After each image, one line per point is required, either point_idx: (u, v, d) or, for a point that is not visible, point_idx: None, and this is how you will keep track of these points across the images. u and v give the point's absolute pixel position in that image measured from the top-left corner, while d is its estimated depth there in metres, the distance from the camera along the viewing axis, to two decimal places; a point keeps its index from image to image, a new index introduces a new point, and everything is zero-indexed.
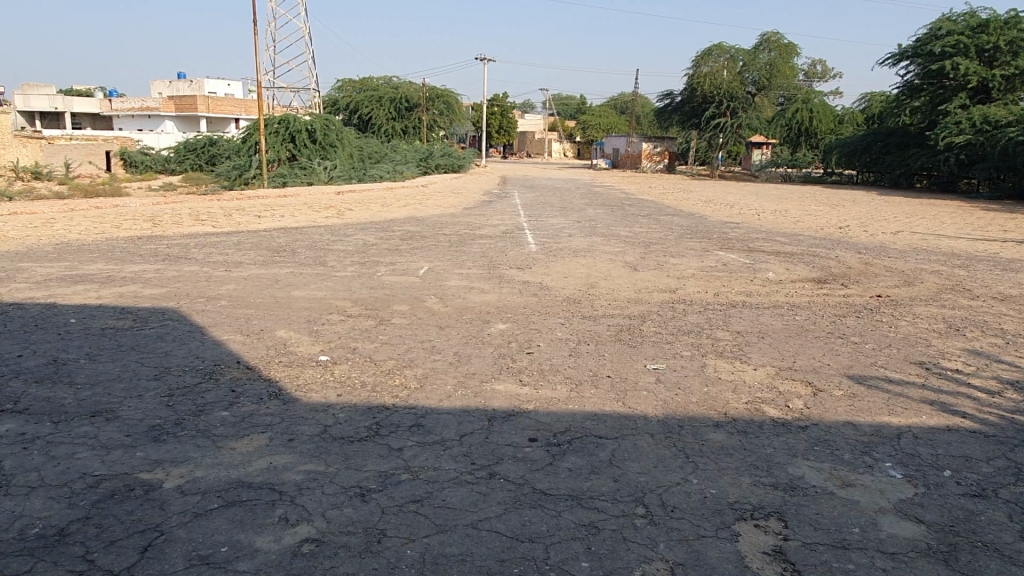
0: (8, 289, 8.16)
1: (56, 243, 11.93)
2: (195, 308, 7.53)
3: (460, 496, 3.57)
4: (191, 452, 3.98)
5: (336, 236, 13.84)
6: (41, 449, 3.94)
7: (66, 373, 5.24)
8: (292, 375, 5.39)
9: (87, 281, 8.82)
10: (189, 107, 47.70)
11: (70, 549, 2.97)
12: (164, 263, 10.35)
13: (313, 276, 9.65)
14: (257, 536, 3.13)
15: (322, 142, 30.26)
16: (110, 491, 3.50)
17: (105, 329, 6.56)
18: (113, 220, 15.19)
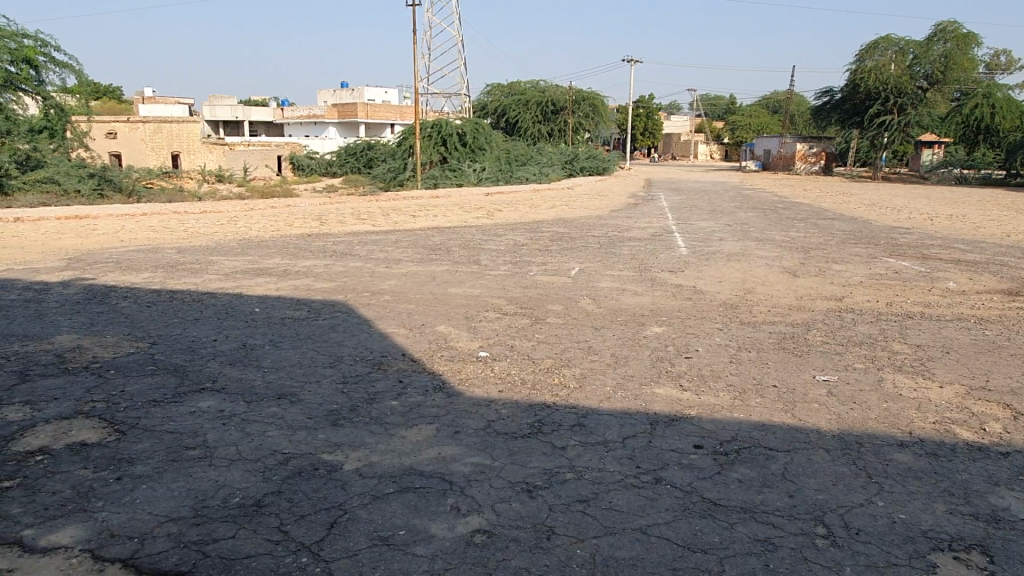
0: (201, 280, 9.02)
1: (240, 238, 13.06)
2: (361, 302, 7.97)
3: (627, 499, 3.52)
4: (367, 437, 4.19)
5: (487, 237, 14.11)
6: (237, 425, 4.31)
7: (254, 358, 5.71)
8: (454, 369, 5.56)
9: (267, 274, 9.56)
10: (350, 114, 50.73)
11: (266, 520, 3.21)
12: (332, 259, 11.03)
13: (468, 274, 9.92)
14: (432, 523, 3.24)
15: (471, 146, 31.06)
16: (297, 468, 3.76)
17: (284, 319, 7.07)
18: (287, 219, 16.42)
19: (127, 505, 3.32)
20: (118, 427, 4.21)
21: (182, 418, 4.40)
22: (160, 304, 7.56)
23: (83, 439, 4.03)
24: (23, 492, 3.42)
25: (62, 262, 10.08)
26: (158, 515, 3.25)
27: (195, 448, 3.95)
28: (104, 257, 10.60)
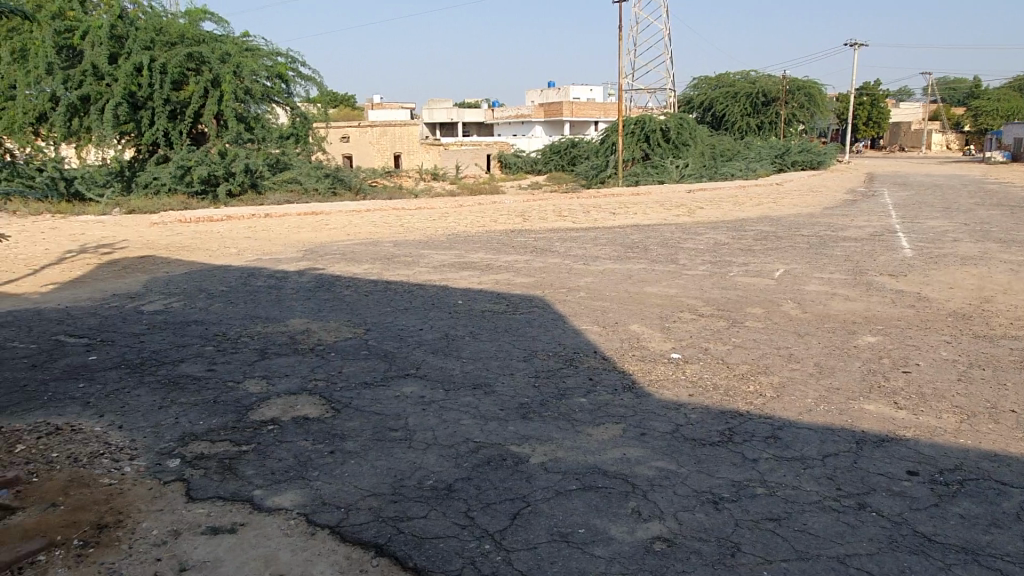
0: (414, 272, 9.71)
1: (449, 234, 13.86)
2: (557, 298, 8.14)
3: (824, 523, 3.26)
4: (555, 432, 4.28)
5: (686, 235, 13.74)
6: (436, 412, 4.60)
7: (455, 348, 6.04)
8: (644, 370, 5.49)
9: (471, 268, 10.06)
10: (555, 112, 51.80)
11: (455, 504, 3.40)
12: (532, 255, 11.35)
13: (665, 273, 9.74)
14: (612, 525, 3.23)
15: (674, 141, 30.51)
16: (487, 457, 3.93)
17: (484, 312, 7.41)
18: (492, 215, 17.17)
19: (337, 477, 3.67)
20: (335, 405, 4.67)
21: (389, 401, 4.77)
22: (376, 294, 8.24)
23: (305, 413, 4.52)
24: (256, 456, 3.90)
25: (299, 253, 11.33)
26: (363, 488, 3.56)
27: (398, 430, 4.27)
28: (334, 249, 11.77)
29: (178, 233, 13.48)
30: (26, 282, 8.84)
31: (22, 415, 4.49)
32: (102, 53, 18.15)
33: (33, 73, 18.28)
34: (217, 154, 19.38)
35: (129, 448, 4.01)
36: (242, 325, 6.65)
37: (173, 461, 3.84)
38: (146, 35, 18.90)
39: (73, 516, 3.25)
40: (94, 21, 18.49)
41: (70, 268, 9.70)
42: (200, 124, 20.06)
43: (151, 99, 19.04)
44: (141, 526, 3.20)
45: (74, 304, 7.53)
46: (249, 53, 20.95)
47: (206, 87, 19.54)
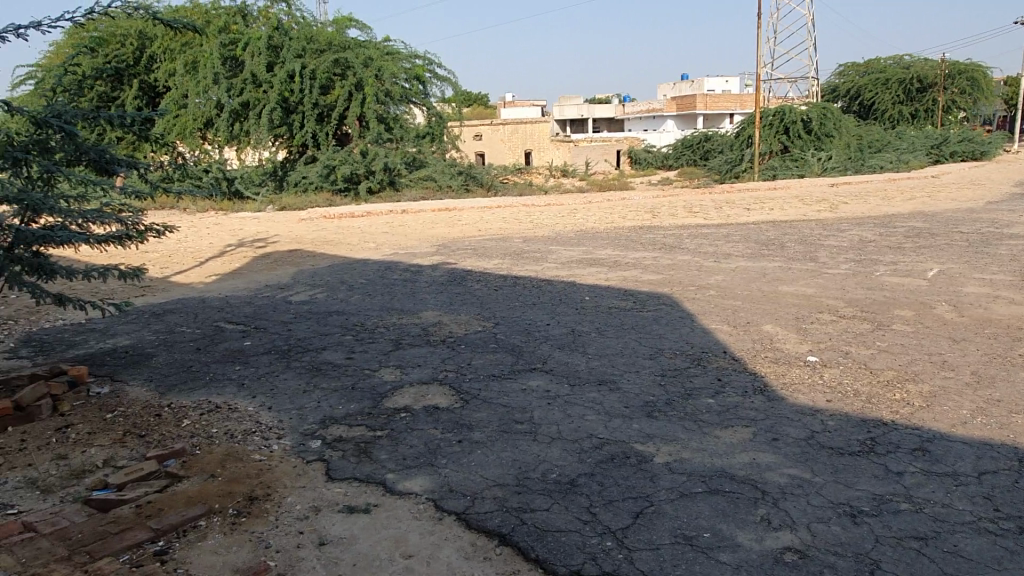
0: (541, 268, 9.80)
1: (578, 230, 13.87)
2: (687, 296, 7.96)
3: (977, 546, 3.01)
4: (681, 433, 4.20)
5: (828, 232, 13.00)
6: (561, 406, 4.64)
7: (581, 344, 6.06)
8: (778, 372, 5.27)
9: (599, 264, 10.02)
10: (688, 106, 50.45)
11: (578, 499, 3.42)
12: (661, 251, 11.14)
13: (804, 271, 9.27)
14: (740, 531, 3.14)
15: (816, 132, 28.92)
16: (610, 454, 3.92)
17: (610, 308, 7.37)
18: (621, 211, 16.99)
19: (464, 466, 3.79)
20: (464, 395, 4.82)
21: (515, 394, 4.86)
22: (504, 288, 8.40)
23: (436, 403, 4.69)
24: (389, 441, 4.10)
25: (432, 248, 11.73)
26: (488, 478, 3.65)
27: (523, 423, 4.35)
28: (465, 245, 12.10)
29: (323, 229, 14.33)
30: (192, 273, 9.72)
31: (187, 393, 4.96)
32: (261, 62, 19.66)
33: (202, 82, 20.04)
34: (360, 153, 20.45)
35: (277, 428, 4.33)
36: (378, 316, 6.99)
37: (315, 442, 4.11)
38: (298, 44, 20.22)
39: (229, 487, 3.56)
40: (254, 34, 20.06)
41: (229, 261, 10.56)
42: (344, 125, 21.18)
43: (302, 104, 20.36)
44: (286, 500, 3.45)
45: (232, 294, 8.20)
46: (390, 57, 21.83)
47: (350, 91, 20.56)
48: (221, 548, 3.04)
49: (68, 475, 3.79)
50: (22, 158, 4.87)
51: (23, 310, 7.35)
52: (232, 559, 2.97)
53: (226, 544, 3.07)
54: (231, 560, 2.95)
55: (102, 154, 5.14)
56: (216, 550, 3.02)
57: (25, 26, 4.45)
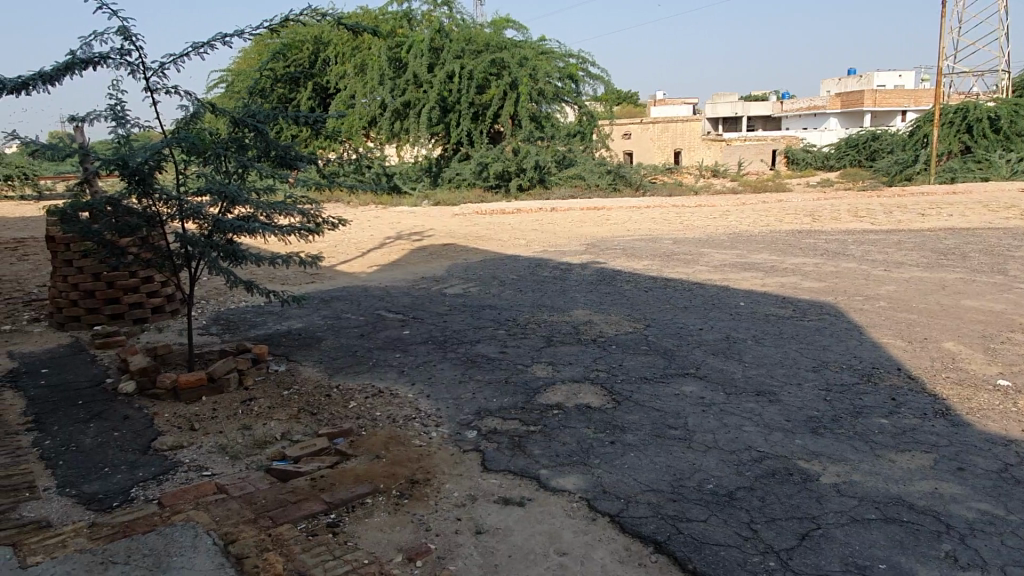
0: (693, 270, 9.54)
1: (730, 233, 13.38)
2: (853, 306, 7.44)
3: None
4: (850, 453, 3.93)
5: (1019, 242, 11.70)
6: (716, 415, 4.48)
7: (737, 351, 5.83)
8: (962, 395, 4.79)
9: (755, 269, 9.60)
10: (855, 103, 47.16)
11: (737, 513, 3.29)
12: (823, 258, 10.50)
13: (990, 285, 8.39)
14: (921, 567, 2.88)
15: (1006, 131, 26.14)
16: (771, 469, 3.74)
17: (769, 316, 7.03)
18: (778, 214, 16.21)
19: (617, 468, 3.76)
20: (616, 397, 4.78)
21: (668, 399, 4.76)
22: (655, 290, 8.25)
23: (588, 402, 4.69)
24: (542, 437, 4.15)
25: (582, 247, 11.75)
26: (642, 483, 3.60)
27: (677, 429, 4.25)
28: (614, 245, 12.00)
29: (475, 224, 14.77)
30: (356, 262, 10.32)
31: (352, 377, 5.27)
32: (423, 64, 20.54)
33: (369, 83, 21.26)
34: (512, 151, 20.85)
35: (435, 416, 4.50)
36: (530, 312, 7.09)
37: (470, 432, 4.23)
38: (457, 46, 20.91)
39: (392, 469, 3.74)
40: (418, 36, 20.99)
41: (389, 252, 11.12)
42: (498, 124, 21.65)
43: (459, 103, 21.05)
44: (445, 487, 3.58)
45: (392, 285, 8.63)
46: (545, 56, 22.00)
47: (505, 90, 20.94)
48: (386, 526, 3.20)
49: (252, 445, 4.15)
50: (223, 154, 5.40)
51: (213, 292, 8.12)
52: (395, 538, 3.11)
53: (390, 523, 3.22)
54: (394, 539, 3.10)
55: (288, 150, 5.58)
56: (381, 528, 3.18)
57: (231, 34, 4.92)
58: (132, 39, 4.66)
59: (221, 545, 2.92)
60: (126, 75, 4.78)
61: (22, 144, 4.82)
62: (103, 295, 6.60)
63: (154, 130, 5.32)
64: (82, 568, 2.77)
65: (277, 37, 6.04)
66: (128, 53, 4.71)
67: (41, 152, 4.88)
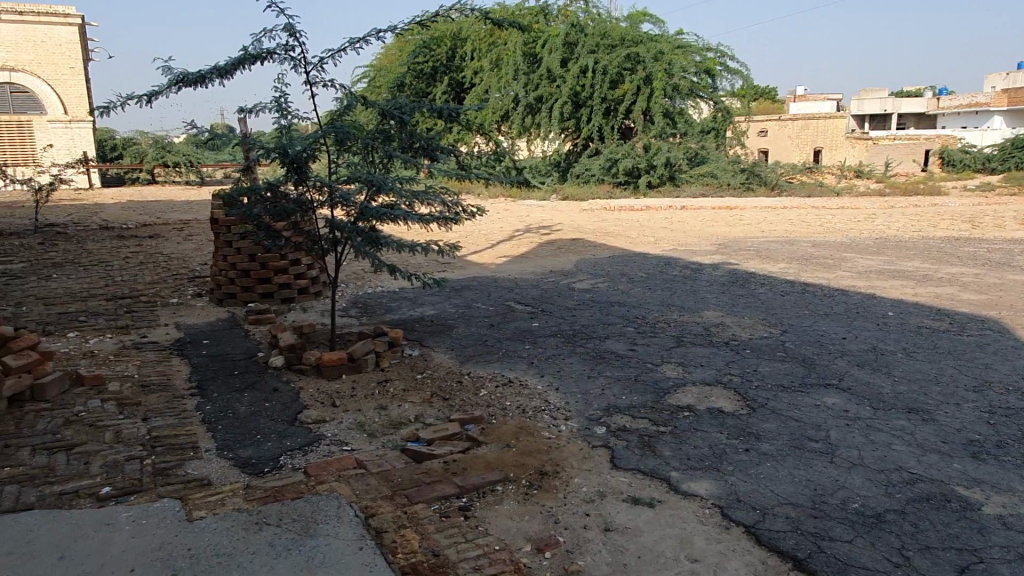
0: (834, 276, 9.02)
1: (876, 237, 12.53)
2: (1021, 322, 6.77)
3: None
4: (1018, 484, 3.57)
5: None
6: (862, 430, 4.21)
7: (885, 364, 5.46)
8: None
9: (904, 277, 8.94)
10: None
11: (886, 537, 3.07)
12: (983, 268, 9.63)
13: None
14: None
15: None
16: (926, 493, 3.47)
17: (922, 328, 6.52)
18: (931, 219, 15.01)
19: (753, 477, 3.61)
20: (750, 403, 4.60)
21: (808, 409, 4.52)
22: (792, 294, 7.87)
23: (720, 406, 4.54)
24: (673, 439, 4.05)
25: (713, 246, 11.40)
26: (780, 495, 3.44)
27: (819, 442, 4.03)
28: (747, 246, 11.55)
29: (603, 220, 14.65)
30: (486, 253, 10.52)
31: (482, 366, 5.38)
32: (557, 58, 20.52)
33: (503, 78, 21.55)
34: (643, 148, 20.47)
35: (563, 409, 4.51)
36: (659, 311, 6.94)
37: (599, 428, 4.20)
38: (593, 40, 20.70)
39: (521, 459, 3.79)
40: (553, 31, 20.98)
41: (518, 245, 11.25)
42: (629, 119, 21.33)
43: (591, 98, 20.90)
44: (574, 481, 3.57)
45: (521, 277, 8.72)
46: (682, 50, 21.25)
47: (639, 85, 20.52)
48: (516, 515, 3.24)
49: (389, 424, 4.32)
50: (371, 144, 5.64)
51: (352, 276, 8.53)
52: (525, 527, 3.14)
53: (520, 512, 3.26)
54: (524, 528, 3.13)
55: (430, 141, 5.75)
56: (512, 516, 3.22)
57: (385, 30, 5.11)
58: (297, 36, 4.95)
59: (362, 517, 3.07)
60: (289, 69, 5.09)
61: (196, 133, 5.24)
62: (257, 275, 7.10)
63: (309, 121, 5.64)
64: (240, 526, 2.99)
65: (424, 32, 6.21)
66: (292, 49, 5.00)
67: (212, 141, 5.29)
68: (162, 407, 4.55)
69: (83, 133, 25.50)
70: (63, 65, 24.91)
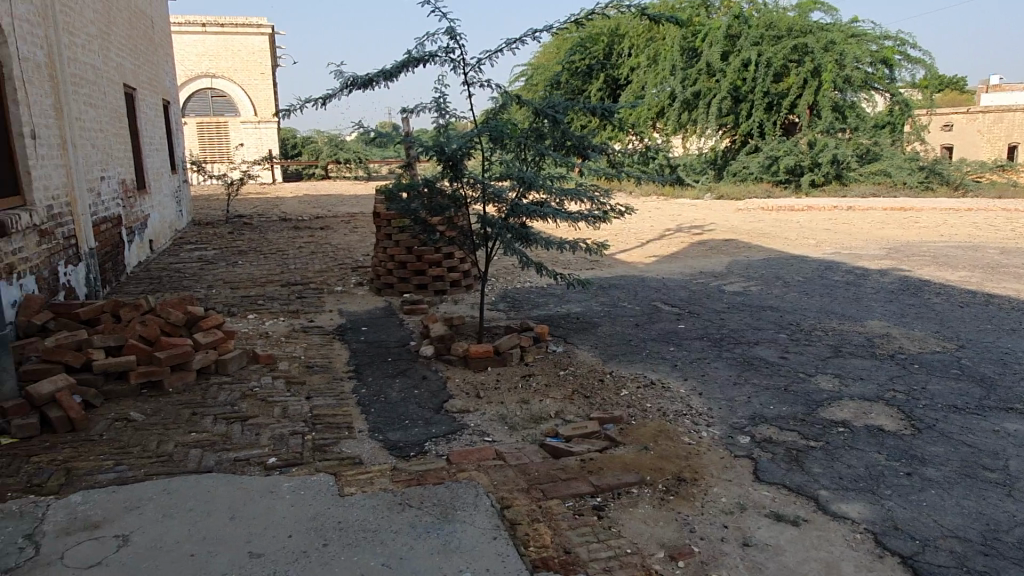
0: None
1: None
2: None
3: None
4: None
5: None
6: None
7: None
8: None
9: None
10: None
11: None
12: None
13: None
14: None
15: None
16: None
17: None
18: None
19: (913, 504, 3.33)
20: (915, 423, 4.24)
21: (983, 434, 4.09)
22: (972, 306, 7.14)
23: (880, 424, 4.22)
24: (824, 455, 3.83)
25: (881, 251, 10.57)
26: (944, 527, 3.15)
27: (994, 472, 3.64)
28: (922, 251, 10.59)
29: (759, 220, 13.99)
30: (635, 252, 10.39)
31: (625, 365, 5.33)
32: (717, 52, 19.74)
33: (660, 74, 21.09)
34: (807, 144, 19.27)
35: (707, 415, 4.38)
36: (816, 318, 6.55)
37: (744, 438, 4.05)
38: (757, 31, 19.69)
39: (660, 463, 3.73)
40: (715, 23, 20.22)
41: (668, 244, 11.01)
42: (793, 114, 20.18)
43: (752, 93, 19.96)
44: (713, 490, 3.47)
45: (670, 277, 8.55)
46: (855, 40, 19.67)
47: (806, 78, 19.31)
48: (651, 519, 3.20)
49: (529, 418, 4.41)
50: (524, 143, 5.75)
51: (502, 271, 8.75)
52: (659, 533, 3.09)
53: (655, 517, 3.22)
54: (658, 534, 3.09)
55: (582, 140, 5.77)
56: (646, 521, 3.19)
57: (541, 29, 5.17)
58: (457, 38, 5.14)
59: (498, 508, 3.17)
60: (449, 70, 5.29)
61: (363, 133, 5.58)
62: (413, 267, 7.47)
63: (467, 120, 5.84)
64: (385, 504, 3.19)
65: (580, 31, 6.23)
66: (452, 51, 5.20)
67: (377, 139, 5.61)
68: (323, 387, 4.92)
69: (269, 133, 27.74)
70: (254, 71, 27.27)
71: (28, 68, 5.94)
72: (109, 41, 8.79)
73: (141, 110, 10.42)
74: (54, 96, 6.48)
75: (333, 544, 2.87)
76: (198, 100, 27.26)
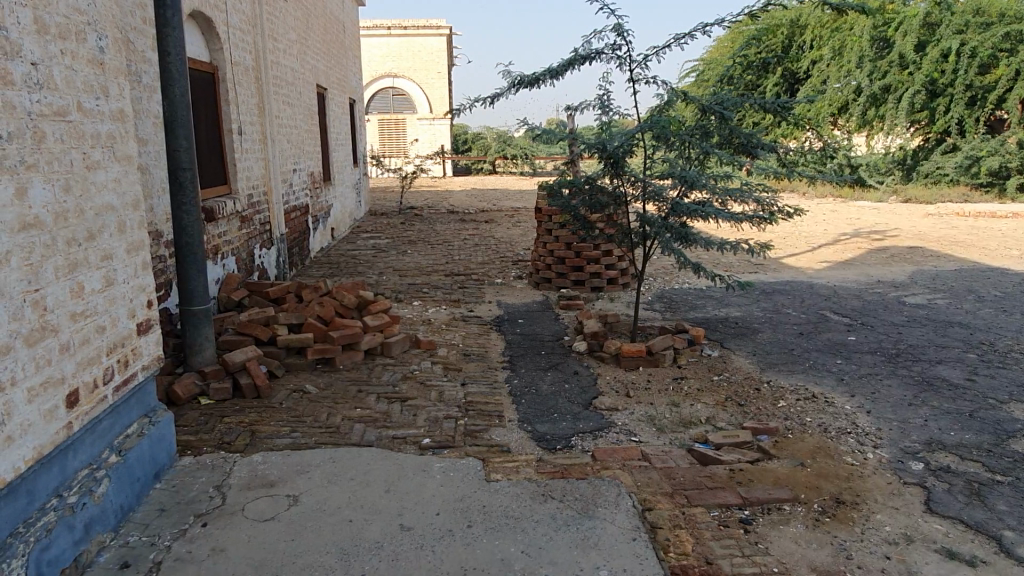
0: None
1: None
2: None
3: None
4: None
5: None
6: None
7: None
8: None
9: None
10: None
11: None
12: None
13: None
14: None
15: None
16: None
17: None
18: None
19: None
20: None
21: None
22: None
23: None
24: (1012, 492, 3.43)
25: None
26: None
27: None
28: None
29: (953, 227, 12.70)
30: (804, 256, 9.83)
31: (785, 375, 5.08)
32: (911, 42, 18.09)
33: (845, 67, 19.61)
34: (1017, 143, 17.14)
35: (874, 435, 4.08)
36: (1013, 338, 5.86)
37: (916, 464, 3.73)
38: (961, 18, 17.75)
39: (816, 482, 3.52)
40: (912, 11, 18.49)
41: (843, 250, 10.30)
42: (1002, 110, 18.05)
43: (952, 86, 18.08)
44: (876, 517, 3.22)
45: (844, 284, 8.00)
46: None
47: (1019, 69, 17.03)
48: (802, 540, 3.03)
49: (679, 422, 4.33)
50: (689, 140, 5.59)
51: (661, 271, 8.61)
52: (811, 555, 2.92)
53: (807, 538, 3.05)
54: (810, 555, 2.92)
55: (751, 138, 5.50)
56: (797, 540, 3.03)
57: (712, 23, 5.00)
58: (624, 35, 5.11)
59: (640, 509, 3.15)
60: (615, 67, 5.28)
61: (528, 129, 5.71)
62: (572, 263, 7.52)
63: (632, 117, 5.79)
64: (528, 493, 3.27)
65: (755, 22, 5.91)
66: (618, 48, 5.17)
67: (541, 136, 5.70)
68: (478, 375, 5.12)
69: (441, 128, 28.95)
70: (431, 70, 28.58)
71: (238, 70, 6.64)
72: (305, 45, 9.60)
73: (329, 108, 11.27)
74: (257, 95, 7.19)
75: (477, 526, 2.99)
76: (380, 99, 29.00)
